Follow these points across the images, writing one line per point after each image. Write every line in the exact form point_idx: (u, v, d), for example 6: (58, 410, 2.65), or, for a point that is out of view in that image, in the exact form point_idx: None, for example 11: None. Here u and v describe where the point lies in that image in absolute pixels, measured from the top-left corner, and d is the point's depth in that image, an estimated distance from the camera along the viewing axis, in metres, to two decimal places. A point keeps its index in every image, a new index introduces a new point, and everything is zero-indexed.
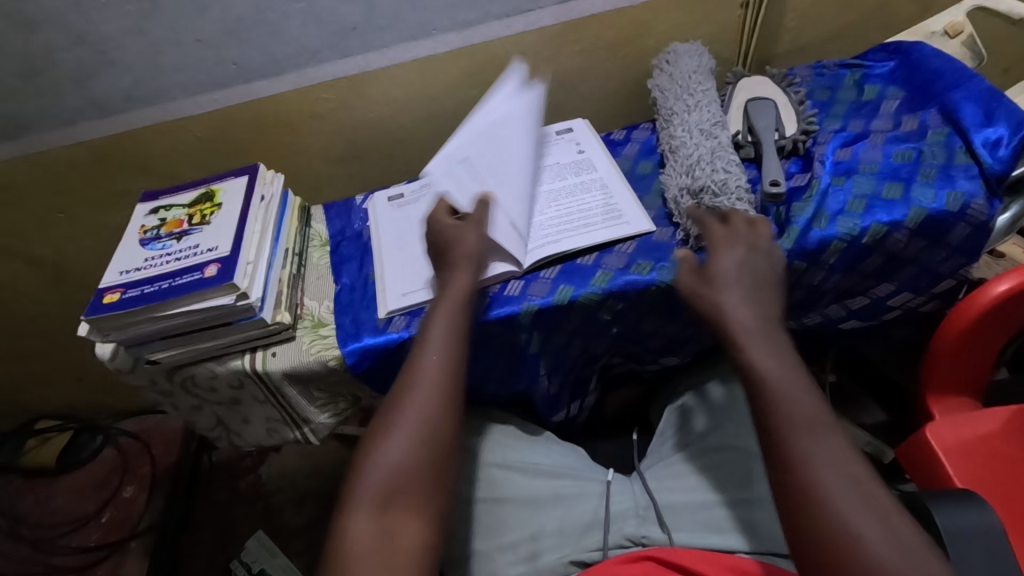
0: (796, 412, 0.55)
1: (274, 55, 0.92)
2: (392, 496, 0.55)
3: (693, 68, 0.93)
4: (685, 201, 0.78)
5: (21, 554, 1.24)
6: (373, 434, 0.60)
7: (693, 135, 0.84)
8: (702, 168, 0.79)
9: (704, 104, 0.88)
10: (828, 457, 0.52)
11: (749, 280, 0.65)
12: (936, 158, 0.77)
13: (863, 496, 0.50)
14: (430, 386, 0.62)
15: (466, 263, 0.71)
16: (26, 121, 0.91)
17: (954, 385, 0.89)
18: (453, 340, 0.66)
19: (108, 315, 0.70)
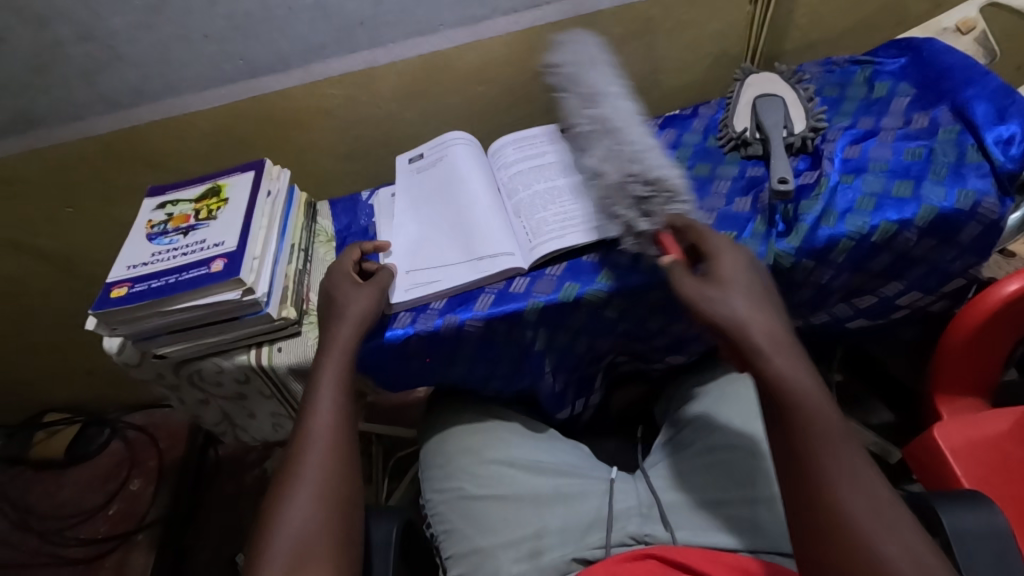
0: (824, 422, 0.53)
1: (281, 51, 0.92)
2: (301, 561, 0.54)
3: (591, 48, 0.85)
4: (639, 186, 0.69)
5: (30, 545, 1.25)
6: (268, 513, 0.58)
7: (632, 117, 0.76)
8: (651, 158, 0.72)
9: (620, 87, 0.81)
10: (851, 474, 0.51)
11: (756, 285, 0.62)
12: (947, 156, 0.76)
13: (883, 518, 0.49)
14: (322, 453, 0.61)
15: (345, 325, 0.70)
16: (36, 116, 0.92)
17: (963, 385, 0.88)
18: (340, 400, 0.65)
19: (115, 309, 0.70)
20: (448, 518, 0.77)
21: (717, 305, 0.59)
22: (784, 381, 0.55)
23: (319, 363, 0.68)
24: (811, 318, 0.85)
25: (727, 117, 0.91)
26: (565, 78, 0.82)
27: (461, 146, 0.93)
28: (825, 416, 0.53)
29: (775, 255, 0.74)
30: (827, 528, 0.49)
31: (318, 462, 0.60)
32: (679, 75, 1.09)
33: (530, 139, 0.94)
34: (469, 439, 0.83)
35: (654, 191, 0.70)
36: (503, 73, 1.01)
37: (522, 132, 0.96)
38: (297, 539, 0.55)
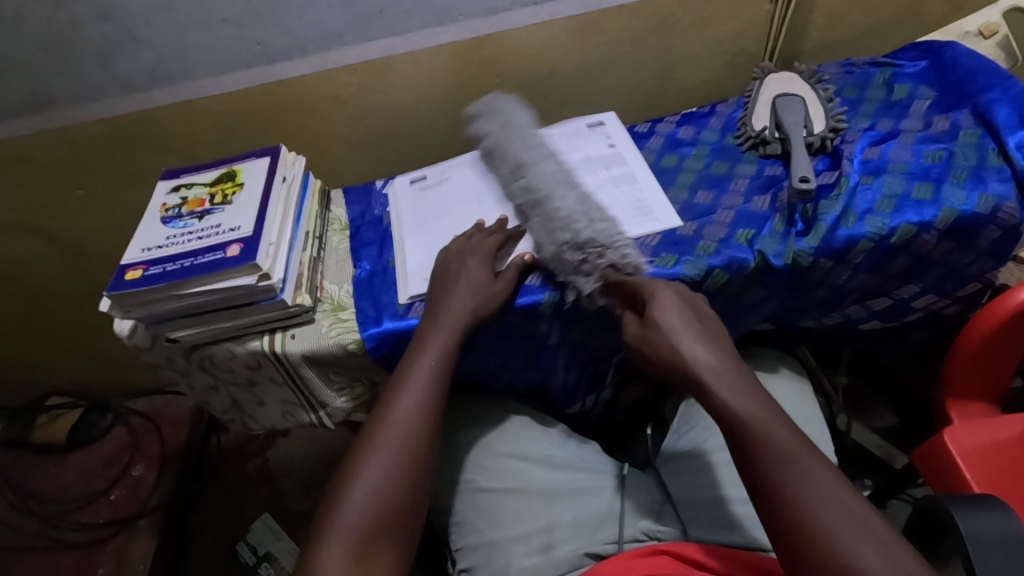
0: (775, 445, 0.52)
1: (300, 36, 0.91)
2: (375, 530, 0.55)
3: (520, 120, 0.85)
4: (569, 255, 0.70)
5: (30, 528, 1.25)
6: (341, 478, 0.58)
7: (557, 184, 0.76)
8: (578, 219, 0.71)
9: (548, 156, 0.81)
10: (822, 495, 0.49)
11: (696, 322, 0.62)
12: (968, 160, 0.75)
13: (869, 538, 0.46)
14: (409, 424, 0.62)
15: (467, 292, 0.71)
16: (50, 96, 0.91)
17: (974, 390, 0.88)
18: (439, 376, 0.66)
19: (130, 291, 0.70)
20: (458, 510, 0.77)
21: (658, 343, 0.61)
22: (733, 412, 0.54)
23: (428, 332, 0.69)
24: (825, 318, 0.85)
25: (745, 116, 0.90)
26: (498, 157, 0.84)
27: (467, 168, 0.94)
28: (778, 440, 0.52)
29: (793, 255, 0.74)
30: (814, 562, 0.46)
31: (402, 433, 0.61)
32: (695, 73, 1.09)
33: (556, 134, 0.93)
34: (478, 431, 0.82)
35: (584, 252, 0.70)
36: (520, 65, 1.01)
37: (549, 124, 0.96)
38: (370, 510, 0.55)
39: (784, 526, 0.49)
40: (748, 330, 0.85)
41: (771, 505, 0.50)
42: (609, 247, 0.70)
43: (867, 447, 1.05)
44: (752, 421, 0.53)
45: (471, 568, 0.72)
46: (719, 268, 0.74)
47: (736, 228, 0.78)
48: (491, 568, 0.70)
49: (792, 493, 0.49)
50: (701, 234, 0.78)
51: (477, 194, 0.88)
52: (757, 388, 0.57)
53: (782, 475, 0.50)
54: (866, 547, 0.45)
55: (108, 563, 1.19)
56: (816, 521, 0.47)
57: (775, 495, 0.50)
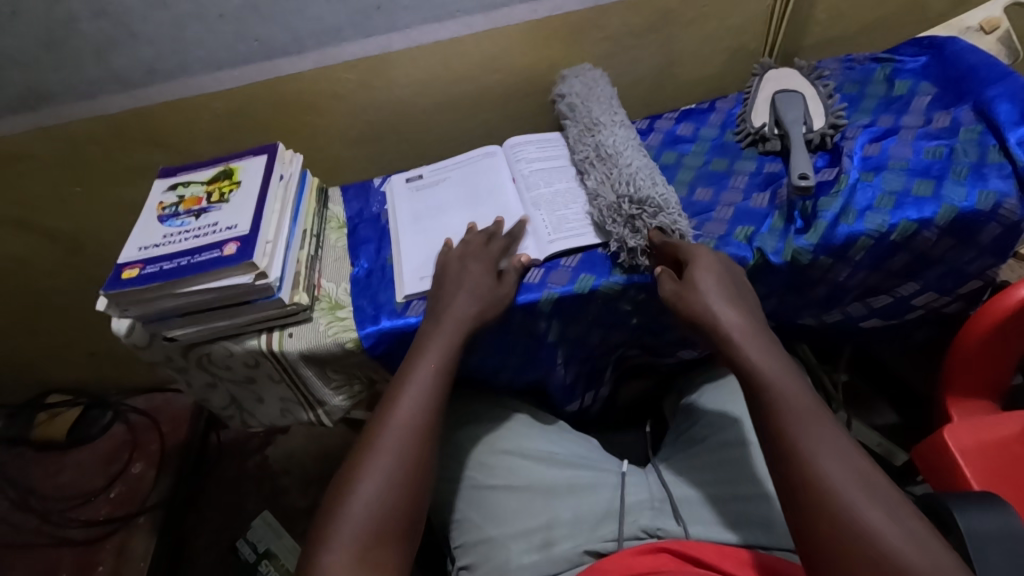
0: (792, 403, 0.53)
1: (297, 32, 0.91)
2: (377, 535, 0.54)
3: (610, 96, 0.94)
4: (626, 206, 0.75)
5: (31, 525, 1.25)
6: (346, 478, 0.58)
7: (627, 150, 0.84)
8: (643, 181, 0.77)
9: (627, 129, 0.89)
10: (837, 456, 0.50)
11: (731, 287, 0.64)
12: (968, 156, 0.75)
13: (882, 502, 0.47)
14: (410, 423, 0.61)
15: (466, 296, 0.71)
16: (46, 93, 0.91)
17: (975, 387, 0.87)
18: (440, 376, 0.66)
19: (126, 290, 0.70)
20: (458, 508, 0.77)
21: (692, 298, 0.63)
22: (757, 370, 0.56)
23: (428, 334, 0.69)
24: (825, 316, 0.85)
25: (745, 112, 0.90)
26: (577, 120, 0.92)
27: (464, 166, 0.93)
28: (795, 401, 0.53)
29: (793, 252, 0.74)
30: (819, 513, 0.48)
31: (400, 438, 0.60)
32: (696, 69, 1.08)
33: (549, 142, 0.95)
34: (478, 429, 0.82)
35: (640, 208, 0.75)
36: (519, 62, 1.01)
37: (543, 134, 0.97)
38: (373, 512, 0.55)
39: (797, 483, 0.50)
40: None
41: (787, 460, 0.51)
42: (663, 210, 0.75)
43: (867, 444, 1.04)
44: (774, 381, 0.55)
45: (470, 566, 0.72)
46: None
47: (735, 226, 0.78)
48: (490, 565, 0.70)
49: (804, 451, 0.50)
50: (700, 231, 0.78)
51: (473, 195, 0.88)
52: (782, 352, 0.58)
53: (797, 432, 0.51)
54: (876, 508, 0.46)
55: (109, 559, 1.19)
56: (828, 480, 0.48)
57: (789, 452, 0.51)
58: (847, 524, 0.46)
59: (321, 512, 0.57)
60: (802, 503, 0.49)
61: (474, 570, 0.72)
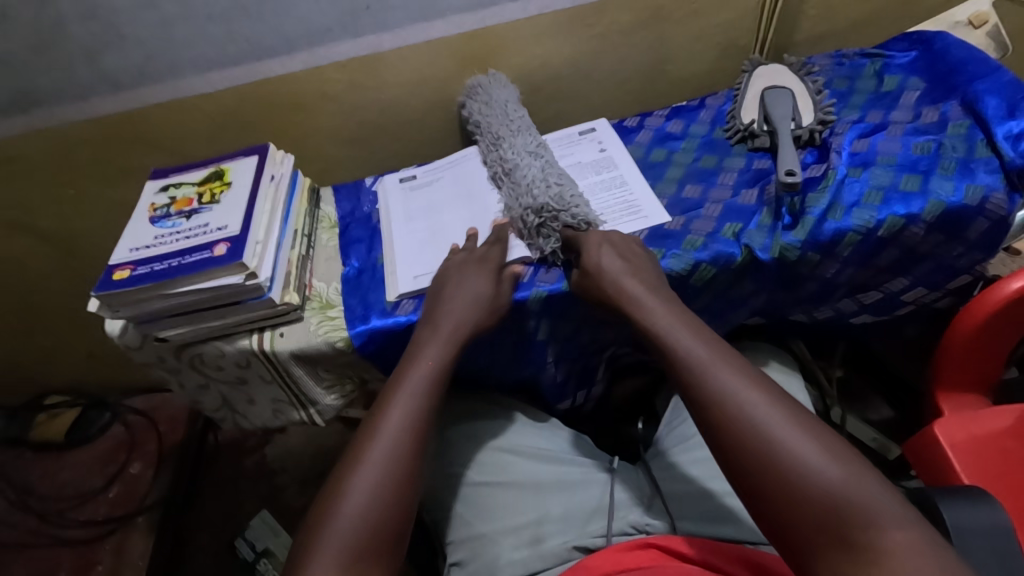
0: (695, 352, 0.57)
1: (287, 33, 0.91)
2: (363, 546, 0.52)
3: (507, 99, 0.94)
4: (528, 218, 0.77)
5: (29, 526, 1.26)
6: (331, 491, 0.56)
7: (523, 157, 0.84)
8: (538, 186, 0.78)
9: (527, 131, 0.89)
10: (750, 391, 0.53)
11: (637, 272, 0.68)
12: (956, 151, 0.75)
13: (799, 425, 0.50)
14: (400, 429, 0.60)
15: (464, 305, 0.71)
16: (38, 96, 0.91)
17: (965, 382, 0.87)
18: (435, 379, 0.65)
19: (117, 291, 0.70)
20: (449, 504, 0.77)
21: (598, 275, 0.69)
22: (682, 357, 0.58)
23: (426, 340, 0.69)
24: (815, 311, 0.85)
25: (734, 109, 0.90)
26: (483, 133, 0.92)
27: (457, 167, 0.94)
28: (699, 352, 0.57)
29: (780, 249, 0.74)
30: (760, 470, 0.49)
31: (393, 433, 0.60)
32: (687, 65, 1.08)
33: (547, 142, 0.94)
34: (469, 426, 0.83)
35: (545, 215, 0.76)
36: (510, 61, 1.01)
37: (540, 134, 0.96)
38: (360, 524, 0.53)
39: (727, 432, 0.51)
40: (738, 324, 0.86)
41: (709, 413, 0.53)
42: (561, 207, 0.76)
43: (861, 440, 1.05)
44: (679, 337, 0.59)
45: (461, 562, 0.72)
46: (706, 262, 0.74)
47: (723, 222, 0.78)
48: (481, 560, 0.71)
49: (722, 395, 0.53)
50: (689, 228, 0.78)
51: (462, 197, 0.89)
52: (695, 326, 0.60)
53: (711, 374, 0.55)
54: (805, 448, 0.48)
55: (107, 558, 1.20)
56: (750, 418, 0.51)
57: (708, 401, 0.54)
58: (777, 457, 0.48)
59: (305, 526, 0.55)
60: (726, 452, 0.51)
61: (465, 566, 0.72)
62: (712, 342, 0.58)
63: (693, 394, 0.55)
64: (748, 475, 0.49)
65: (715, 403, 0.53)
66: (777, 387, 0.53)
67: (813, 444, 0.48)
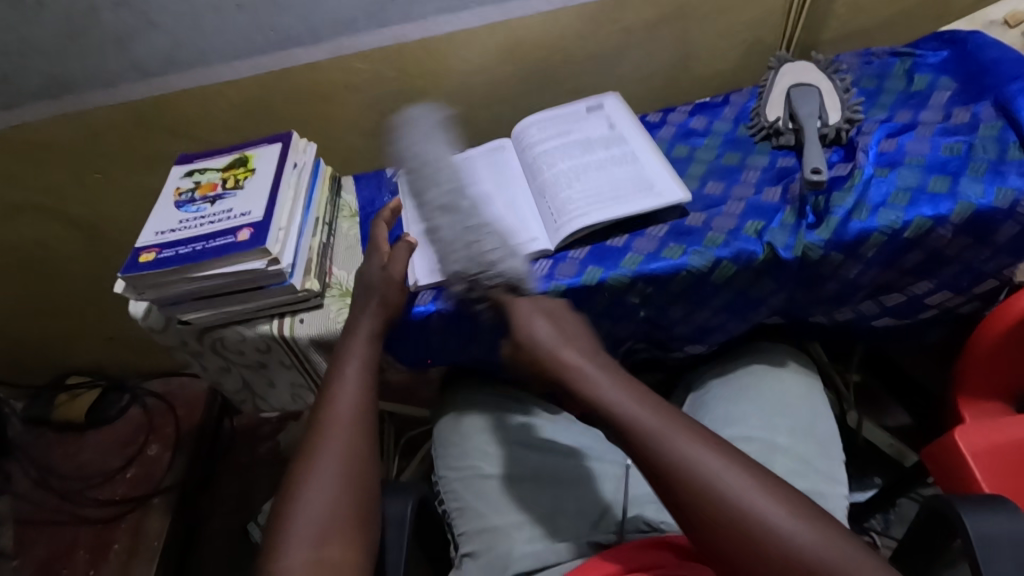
0: (649, 425, 0.58)
1: (312, 22, 0.92)
2: (330, 530, 0.55)
3: (413, 131, 0.79)
4: (458, 287, 0.70)
5: (50, 503, 1.29)
6: (290, 487, 0.58)
7: (437, 211, 0.73)
8: (451, 249, 0.69)
9: (432, 167, 0.76)
10: (712, 465, 0.54)
11: (557, 322, 0.67)
12: (987, 153, 0.73)
13: (756, 486, 0.53)
14: (345, 420, 0.63)
15: (375, 311, 0.72)
16: (68, 82, 0.93)
17: (990, 389, 0.86)
18: (366, 373, 0.68)
19: (143, 273, 0.71)
20: (462, 496, 0.77)
21: (537, 347, 0.65)
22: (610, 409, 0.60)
23: (346, 342, 0.70)
24: (836, 314, 0.84)
25: (759, 106, 0.89)
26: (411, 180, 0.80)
27: (475, 160, 0.93)
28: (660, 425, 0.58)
29: (803, 248, 0.73)
30: (696, 509, 0.53)
31: (338, 426, 0.62)
32: (711, 62, 1.07)
33: (554, 119, 0.93)
34: (485, 420, 0.83)
35: (470, 282, 0.68)
36: (534, 54, 1.01)
37: (547, 111, 0.95)
38: (319, 518, 0.56)
39: (682, 496, 0.54)
40: (758, 323, 0.85)
41: (684, 499, 0.54)
42: (483, 272, 0.67)
43: (878, 446, 1.05)
44: (631, 410, 0.59)
45: (473, 554, 0.72)
46: (727, 259, 0.74)
47: (745, 220, 0.77)
48: (494, 553, 0.70)
49: (694, 476, 0.54)
50: (711, 224, 0.77)
51: (486, 186, 0.88)
52: (624, 379, 0.63)
53: (670, 450, 0.55)
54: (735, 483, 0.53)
55: (124, 538, 1.23)
56: (726, 498, 0.52)
57: (678, 481, 0.54)
58: (753, 530, 0.51)
59: (271, 525, 0.57)
60: (706, 533, 0.52)
61: (477, 558, 0.71)
62: (704, 445, 0.56)
63: (656, 468, 0.56)
64: (691, 522, 0.53)
65: (674, 476, 0.54)
66: (732, 450, 0.56)
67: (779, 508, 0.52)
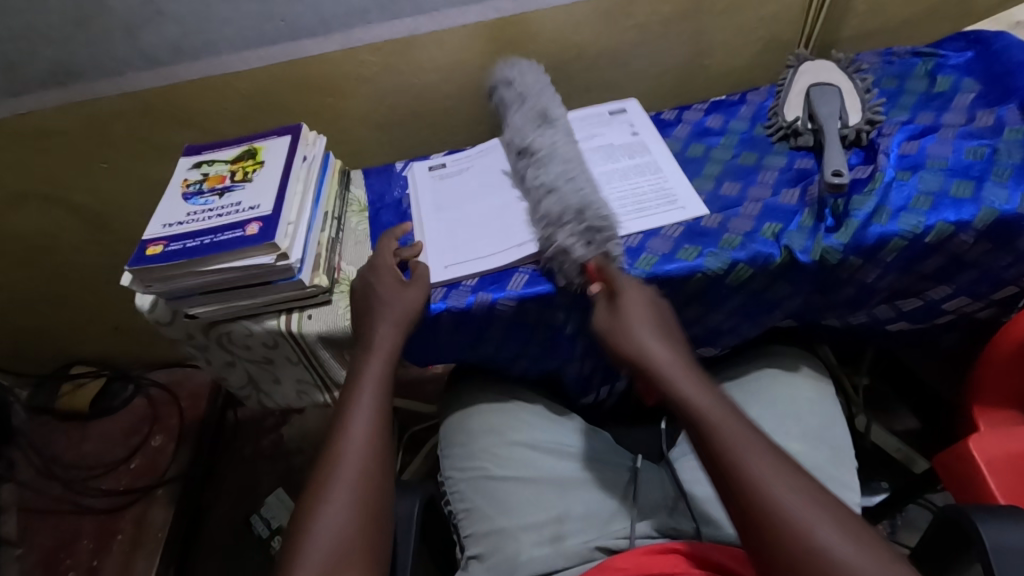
0: (734, 432, 0.54)
1: (323, 13, 0.90)
2: (338, 561, 0.53)
3: (543, 84, 0.89)
4: (588, 216, 0.71)
5: (54, 492, 1.29)
6: (302, 511, 0.57)
7: (574, 156, 0.79)
8: (600, 196, 0.74)
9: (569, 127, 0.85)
10: (793, 494, 0.50)
11: (655, 318, 0.65)
12: (1012, 157, 0.72)
13: (846, 531, 0.48)
14: (362, 445, 0.61)
15: (390, 327, 0.70)
16: (75, 69, 0.91)
17: (1008, 397, 0.84)
18: (383, 394, 0.66)
19: (150, 267, 0.70)
20: (468, 497, 0.77)
21: (627, 335, 0.63)
22: (694, 405, 0.57)
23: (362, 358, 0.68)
24: (850, 318, 0.82)
25: (777, 106, 0.88)
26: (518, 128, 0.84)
27: (487, 157, 0.92)
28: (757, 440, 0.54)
29: (821, 251, 0.71)
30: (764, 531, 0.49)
31: (354, 452, 0.60)
32: (727, 59, 1.06)
33: (578, 119, 0.92)
34: (493, 419, 0.82)
35: (603, 226, 0.71)
36: (547, 49, 0.99)
37: (571, 112, 0.94)
38: (329, 545, 0.54)
39: (756, 515, 0.50)
40: (770, 326, 0.83)
41: (757, 520, 0.50)
42: (606, 231, 0.71)
43: (885, 450, 1.05)
44: (718, 420, 0.55)
45: (479, 556, 0.71)
46: (743, 262, 0.72)
47: (762, 222, 0.76)
48: (501, 555, 0.70)
49: (774, 503, 0.50)
50: (726, 226, 0.76)
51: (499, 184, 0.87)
52: (716, 386, 0.59)
53: (751, 469, 0.52)
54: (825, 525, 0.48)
55: (127, 528, 1.23)
56: (800, 533, 0.48)
57: (751, 498, 0.51)
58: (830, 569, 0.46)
59: (282, 548, 0.56)
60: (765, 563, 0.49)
61: (483, 560, 0.71)
62: (790, 474, 0.52)
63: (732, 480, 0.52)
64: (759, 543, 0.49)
65: (749, 493, 0.51)
66: (821, 489, 0.51)
67: (872, 560, 0.46)
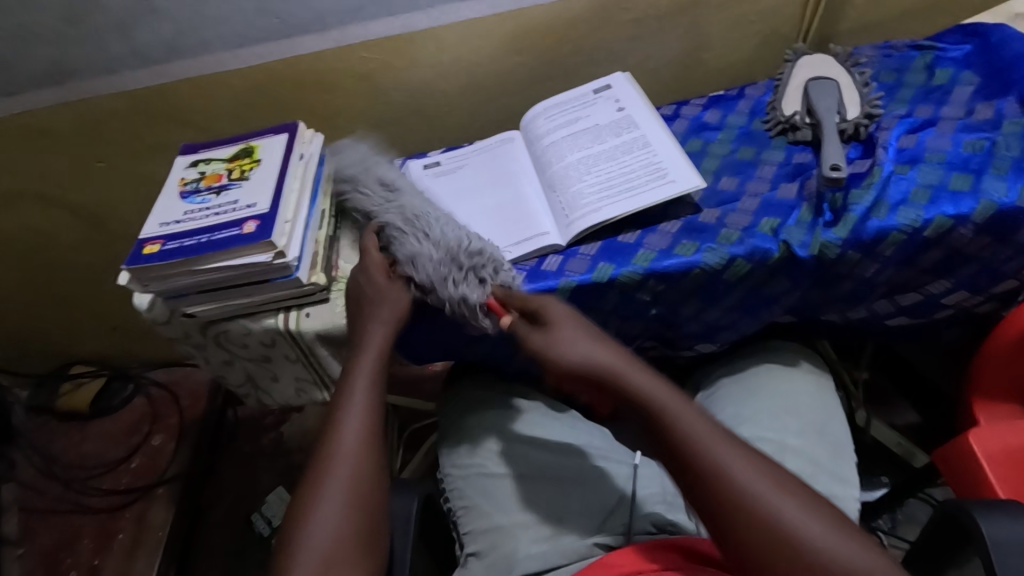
0: (689, 421, 0.55)
1: (318, 10, 0.90)
2: (334, 559, 0.54)
3: (360, 153, 0.83)
4: (454, 265, 0.69)
5: (55, 492, 1.29)
6: (297, 511, 0.57)
7: (429, 208, 0.76)
8: (457, 236, 0.72)
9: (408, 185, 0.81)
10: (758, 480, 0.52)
11: (591, 324, 0.64)
12: (1011, 150, 0.71)
13: (810, 510, 0.50)
14: (354, 442, 0.61)
15: (381, 325, 0.69)
16: (70, 68, 0.91)
17: (1008, 391, 0.84)
18: (376, 391, 0.65)
19: (147, 266, 0.70)
20: (467, 494, 0.77)
21: (574, 336, 0.61)
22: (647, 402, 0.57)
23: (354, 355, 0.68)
24: (849, 313, 0.82)
25: (775, 100, 0.88)
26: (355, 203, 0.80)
27: (483, 153, 0.91)
28: (702, 432, 0.54)
29: (820, 246, 0.71)
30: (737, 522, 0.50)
31: (348, 450, 0.60)
32: (725, 54, 1.05)
33: (561, 106, 0.91)
34: (492, 416, 0.82)
35: (481, 261, 0.70)
36: (544, 44, 0.99)
37: (550, 99, 0.93)
38: (324, 546, 0.54)
39: (728, 507, 0.51)
40: (769, 322, 0.83)
41: (729, 512, 0.51)
42: (491, 263, 0.70)
43: (885, 444, 1.05)
44: (676, 415, 0.55)
45: (478, 553, 0.71)
46: (741, 257, 0.72)
47: (761, 217, 0.75)
48: (500, 552, 0.70)
49: (745, 493, 0.51)
50: (725, 221, 0.76)
51: (494, 181, 0.86)
52: (663, 380, 0.59)
53: (716, 460, 0.52)
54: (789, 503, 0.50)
55: (128, 527, 1.23)
56: (772, 518, 0.49)
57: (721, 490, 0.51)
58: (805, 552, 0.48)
59: (278, 549, 0.56)
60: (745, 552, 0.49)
61: (482, 557, 0.71)
62: (751, 460, 0.53)
63: (698, 476, 0.53)
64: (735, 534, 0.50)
65: (717, 485, 0.52)
66: (781, 471, 0.53)
67: (837, 537, 0.49)
